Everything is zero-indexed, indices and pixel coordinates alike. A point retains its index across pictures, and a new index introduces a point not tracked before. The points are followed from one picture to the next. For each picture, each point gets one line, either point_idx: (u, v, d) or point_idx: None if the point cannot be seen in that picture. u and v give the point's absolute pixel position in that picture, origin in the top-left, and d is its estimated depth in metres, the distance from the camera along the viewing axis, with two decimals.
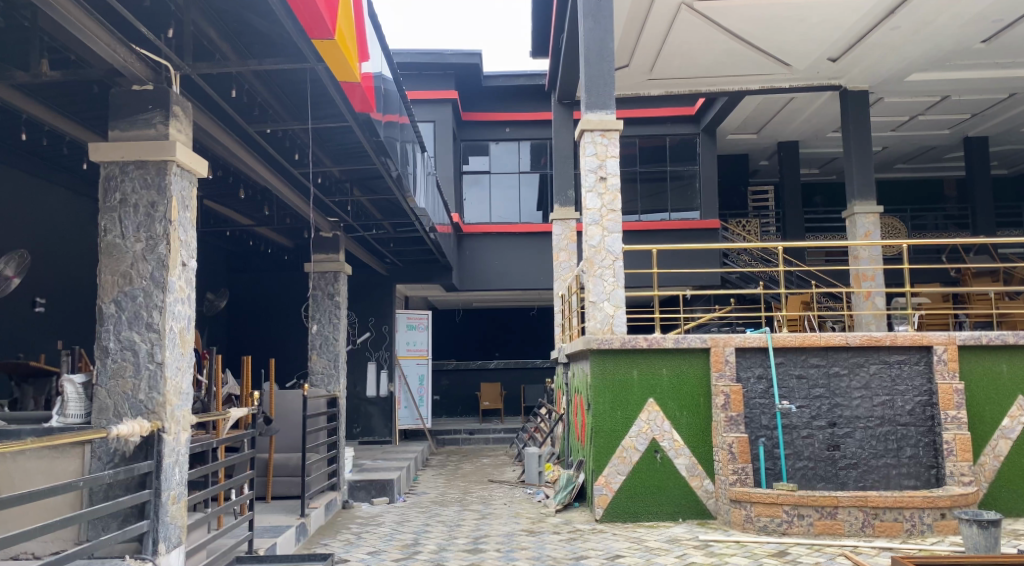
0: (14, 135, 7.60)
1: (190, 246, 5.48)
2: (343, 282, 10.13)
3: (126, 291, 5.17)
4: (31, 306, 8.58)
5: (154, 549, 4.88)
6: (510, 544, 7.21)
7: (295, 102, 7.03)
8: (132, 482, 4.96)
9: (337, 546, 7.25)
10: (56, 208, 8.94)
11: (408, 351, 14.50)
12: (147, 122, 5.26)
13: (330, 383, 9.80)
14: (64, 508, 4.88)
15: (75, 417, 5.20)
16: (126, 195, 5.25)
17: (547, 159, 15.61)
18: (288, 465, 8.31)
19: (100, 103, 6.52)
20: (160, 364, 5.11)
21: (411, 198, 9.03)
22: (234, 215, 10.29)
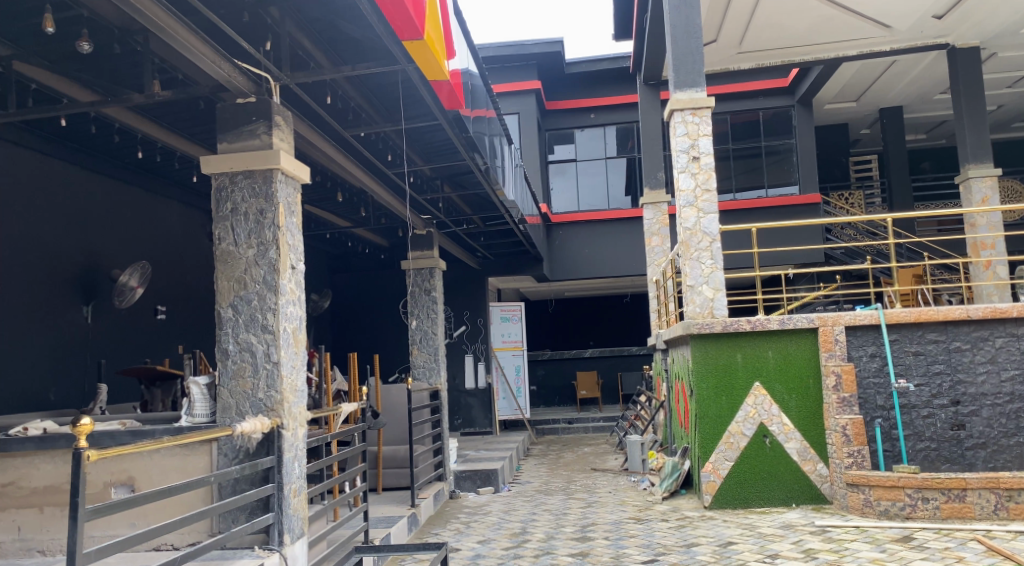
0: (130, 152, 8.08)
1: (298, 249, 5.69)
2: (439, 278, 10.30)
3: (241, 295, 5.41)
4: (154, 314, 9.07)
5: (280, 539, 5.11)
6: (618, 532, 7.20)
7: (387, 104, 7.17)
8: (257, 477, 5.22)
9: (448, 536, 7.41)
10: (171, 220, 9.45)
11: (503, 343, 14.65)
12: (252, 132, 5.51)
13: (431, 375, 9.99)
14: (196, 502, 5.16)
15: (201, 417, 5.48)
16: (237, 204, 5.49)
17: (635, 142, 15.44)
18: (397, 457, 8.52)
19: (208, 119, 6.86)
20: (277, 363, 5.33)
21: (502, 190, 9.11)
22: (333, 217, 10.62)
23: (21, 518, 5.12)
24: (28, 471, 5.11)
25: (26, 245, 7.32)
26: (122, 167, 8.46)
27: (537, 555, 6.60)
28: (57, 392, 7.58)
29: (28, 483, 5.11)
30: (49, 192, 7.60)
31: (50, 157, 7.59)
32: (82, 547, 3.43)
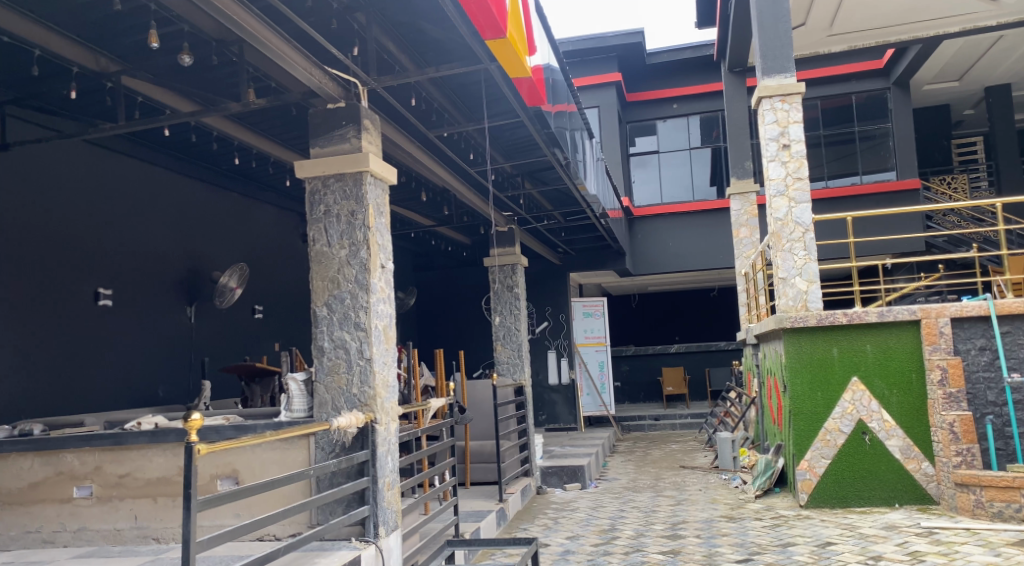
0: (227, 159, 8.40)
1: (387, 249, 5.79)
2: (522, 274, 10.30)
3: (335, 294, 5.54)
4: (252, 312, 9.40)
5: (376, 531, 5.21)
6: (710, 530, 7.08)
7: (470, 103, 7.22)
8: (353, 470, 5.34)
9: (536, 531, 7.43)
10: (266, 223, 9.77)
11: (587, 339, 14.56)
12: (342, 137, 5.64)
13: (515, 371, 9.99)
14: (296, 495, 5.33)
15: (300, 412, 5.64)
16: (329, 206, 5.62)
17: (719, 132, 15.12)
18: (484, 452, 8.58)
19: (299, 122, 7.06)
20: (369, 360, 5.43)
21: (584, 185, 9.05)
22: (417, 216, 10.77)
23: (136, 507, 5.39)
24: (142, 463, 5.39)
25: (135, 250, 7.71)
26: (219, 173, 8.80)
27: (627, 552, 6.54)
28: (165, 389, 7.95)
29: (142, 475, 5.38)
30: (153, 199, 7.98)
31: (154, 165, 7.98)
32: (195, 537, 3.58)
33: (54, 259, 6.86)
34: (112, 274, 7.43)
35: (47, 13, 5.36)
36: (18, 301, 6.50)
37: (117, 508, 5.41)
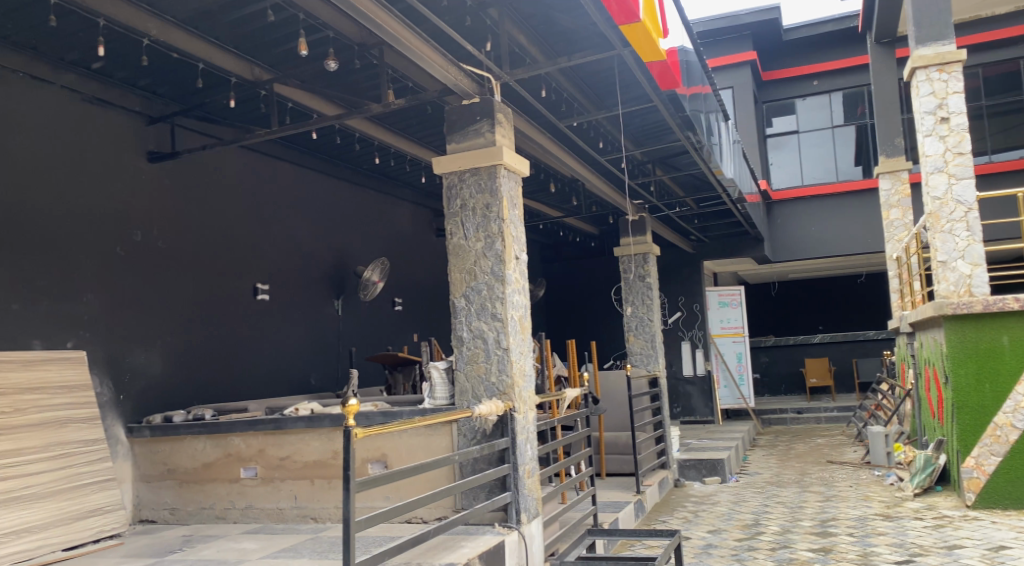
0: (367, 158, 8.74)
1: (521, 240, 5.84)
2: (653, 263, 10.09)
3: (472, 285, 5.64)
4: (392, 306, 9.74)
5: (518, 518, 5.27)
6: (864, 529, 6.74)
7: (600, 91, 7.14)
8: (494, 457, 5.44)
9: (676, 524, 7.31)
10: (403, 219, 10.12)
11: (723, 329, 14.16)
12: (477, 132, 5.74)
13: (649, 362, 9.82)
14: (441, 479, 5.52)
15: (442, 400, 5.80)
16: (465, 200, 5.73)
17: (864, 108, 14.34)
18: (619, 443, 8.51)
19: (429, 115, 7.29)
20: (507, 349, 5.50)
21: (721, 170, 8.80)
22: (548, 207, 10.82)
23: (296, 488, 5.71)
24: (300, 447, 5.72)
25: (288, 248, 8.15)
26: (360, 172, 9.18)
27: (774, 549, 6.31)
28: (316, 376, 8.38)
29: (300, 458, 5.71)
30: (303, 199, 8.41)
31: (303, 167, 8.40)
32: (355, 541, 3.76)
33: (219, 257, 7.35)
34: (269, 270, 7.89)
35: (210, 28, 5.75)
36: (189, 297, 7.01)
37: (279, 488, 5.75)
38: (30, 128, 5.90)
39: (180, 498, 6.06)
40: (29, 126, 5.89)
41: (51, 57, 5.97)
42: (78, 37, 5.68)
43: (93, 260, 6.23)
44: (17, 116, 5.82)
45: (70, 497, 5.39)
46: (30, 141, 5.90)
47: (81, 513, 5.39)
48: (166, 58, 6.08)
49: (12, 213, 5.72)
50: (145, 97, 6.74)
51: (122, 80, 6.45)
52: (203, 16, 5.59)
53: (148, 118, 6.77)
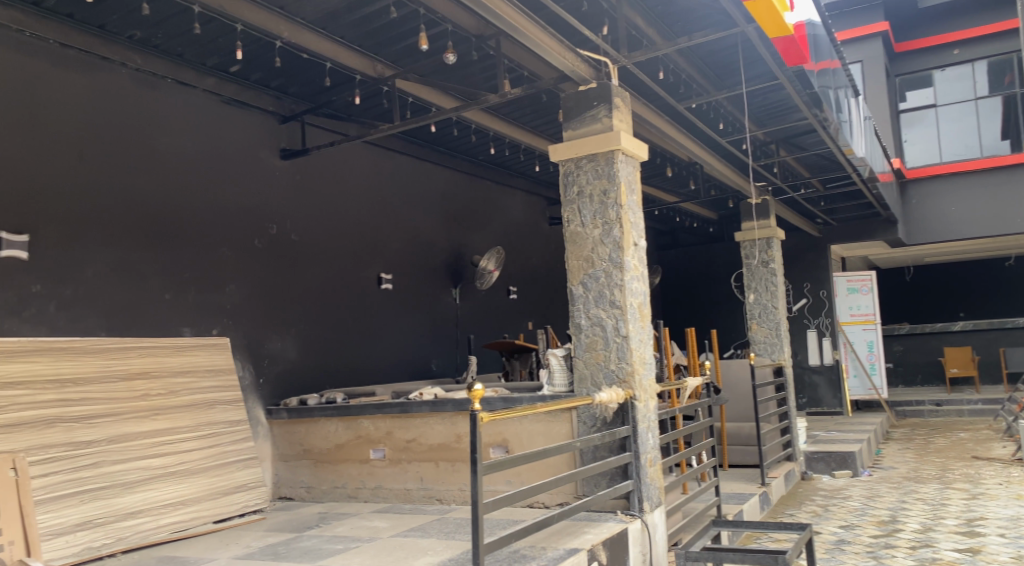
0: (482, 148, 8.84)
1: (639, 226, 5.75)
2: (778, 247, 9.71)
3: (590, 273, 5.60)
4: (507, 293, 9.84)
5: (640, 506, 5.20)
6: (1016, 530, 6.29)
7: (719, 69, 6.93)
8: (615, 445, 5.39)
9: (805, 517, 7.06)
10: (518, 208, 10.22)
11: (852, 317, 13.33)
12: (594, 117, 5.68)
13: (774, 351, 9.45)
14: (562, 466, 5.55)
15: (561, 387, 5.80)
16: (582, 186, 5.69)
17: (1012, 76, 13.23)
18: (741, 434, 8.27)
19: (544, 101, 7.33)
20: (626, 337, 5.43)
21: (851, 148, 8.38)
22: (664, 191, 10.64)
23: (422, 469, 5.88)
24: (425, 430, 5.89)
25: (409, 238, 8.35)
26: (475, 162, 9.32)
27: (915, 548, 5.99)
28: (437, 362, 8.59)
29: (425, 441, 5.88)
30: (422, 190, 8.61)
31: (421, 159, 8.60)
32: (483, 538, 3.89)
33: (346, 248, 7.61)
34: (392, 260, 8.11)
35: (336, 28, 5.96)
36: (320, 287, 7.30)
37: (406, 469, 5.94)
38: (177, 130, 6.28)
39: (315, 477, 6.35)
40: (177, 128, 6.28)
41: (193, 63, 6.33)
42: (218, 43, 6.01)
43: (233, 252, 6.58)
44: (165, 118, 6.20)
45: (218, 474, 5.73)
46: (177, 142, 6.27)
47: (228, 488, 5.73)
48: (296, 59, 6.35)
49: (163, 210, 6.11)
50: (277, 97, 7.05)
51: (257, 82, 6.76)
52: (330, 16, 5.81)
53: (280, 117, 7.08)
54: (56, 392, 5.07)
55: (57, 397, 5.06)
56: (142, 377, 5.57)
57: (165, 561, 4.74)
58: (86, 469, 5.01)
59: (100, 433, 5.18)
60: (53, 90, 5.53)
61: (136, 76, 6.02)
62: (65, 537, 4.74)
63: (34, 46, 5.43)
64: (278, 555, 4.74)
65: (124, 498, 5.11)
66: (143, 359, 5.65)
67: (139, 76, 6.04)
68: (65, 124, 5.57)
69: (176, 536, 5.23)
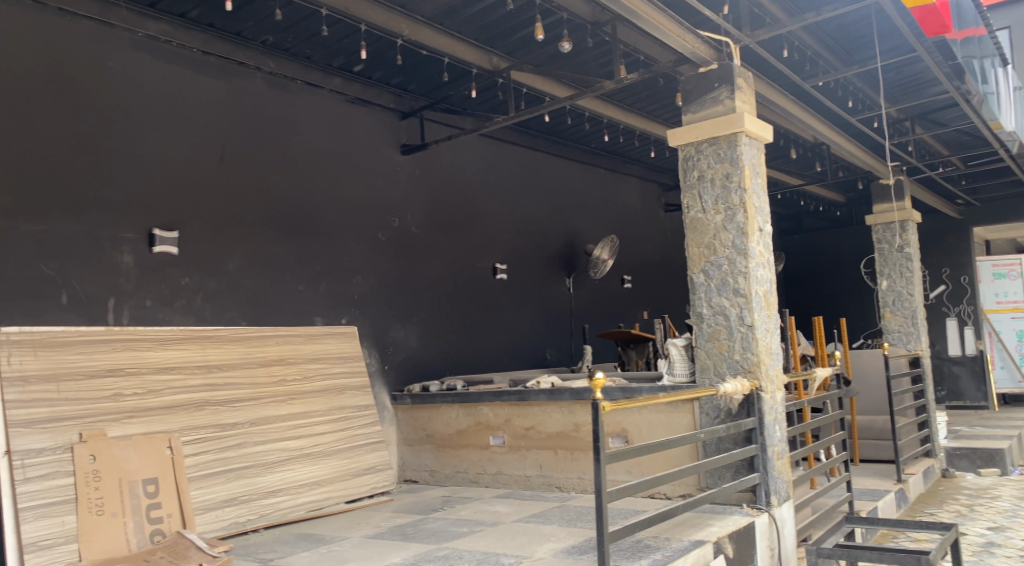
0: (597, 135, 8.79)
1: (764, 211, 5.56)
2: (913, 230, 9.17)
3: (712, 260, 5.46)
4: (622, 282, 9.78)
5: (767, 500, 5.06)
6: None
7: (849, 44, 6.60)
8: (740, 437, 5.25)
9: (947, 517, 6.67)
10: (633, 195, 10.12)
11: (999, 304, 12.61)
12: (715, 99, 5.53)
13: (910, 341, 8.90)
14: (684, 457, 5.47)
15: (682, 376, 5.71)
16: (703, 171, 5.55)
17: None
18: (874, 428, 7.88)
19: (660, 86, 7.24)
20: (751, 326, 5.27)
21: (998, 122, 7.79)
22: (789, 174, 10.26)
23: (541, 457, 5.95)
24: (544, 418, 5.96)
25: (523, 228, 8.41)
26: (588, 150, 9.29)
27: None
28: (552, 351, 8.62)
29: (544, 428, 5.95)
30: (536, 180, 8.65)
31: (535, 149, 8.64)
32: (607, 527, 3.89)
33: (463, 239, 7.73)
34: (508, 250, 8.19)
35: (455, 22, 6.04)
36: (439, 278, 7.45)
37: (526, 457, 6.03)
38: (306, 129, 6.54)
39: (438, 462, 6.51)
40: (306, 127, 6.54)
41: (321, 64, 6.58)
42: (343, 44, 6.21)
43: (358, 244, 6.80)
44: (295, 118, 6.47)
45: (349, 456, 5.98)
46: (306, 140, 6.54)
47: (358, 470, 5.96)
48: (416, 55, 6.48)
49: (294, 206, 6.38)
50: (398, 94, 7.25)
51: (379, 79, 6.96)
52: (449, 11, 5.90)
53: (400, 113, 7.27)
54: (204, 377, 5.41)
55: (205, 381, 5.39)
56: (279, 363, 5.86)
57: (303, 538, 4.98)
58: (231, 449, 5.33)
59: (243, 416, 5.48)
60: (197, 95, 5.86)
61: (269, 79, 6.30)
62: (215, 512, 5.06)
63: (179, 55, 5.77)
64: (408, 536, 4.89)
65: (265, 477, 5.41)
66: (279, 347, 5.94)
67: (272, 79, 6.33)
68: (208, 127, 5.90)
69: (312, 514, 5.50)
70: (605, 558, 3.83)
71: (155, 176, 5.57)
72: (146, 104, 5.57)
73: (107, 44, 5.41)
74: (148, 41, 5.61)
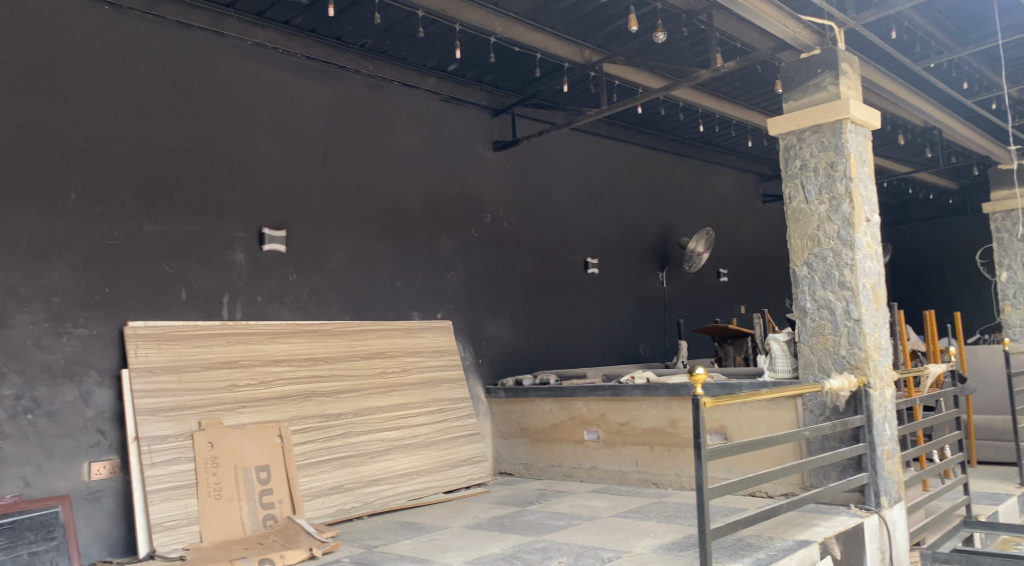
0: (692, 125, 8.64)
1: (872, 201, 5.35)
2: None
3: (816, 252, 5.28)
4: (718, 275, 9.58)
5: (877, 501, 4.88)
6: None
7: (964, 23, 6.26)
8: (847, 435, 5.07)
9: None
10: (729, 186, 9.90)
11: None
12: (818, 86, 5.35)
13: None
14: (786, 456, 5.32)
15: (784, 372, 5.53)
16: (805, 160, 5.37)
17: None
18: (993, 428, 7.46)
19: (757, 74, 7.06)
20: (858, 320, 5.08)
21: None
22: (896, 161, 9.82)
23: (637, 453, 5.91)
24: (639, 414, 5.91)
25: (615, 221, 8.34)
26: (681, 141, 9.14)
27: None
28: (646, 346, 8.53)
29: (640, 424, 5.90)
30: (628, 173, 8.56)
31: (627, 142, 8.56)
32: (708, 525, 3.83)
33: (555, 234, 7.73)
34: (600, 245, 8.14)
35: (548, 18, 6.05)
36: (532, 273, 7.48)
37: (621, 452, 5.99)
38: (402, 128, 6.66)
39: (532, 455, 6.55)
40: (402, 126, 6.66)
41: (416, 64, 6.70)
42: (438, 44, 6.30)
43: (452, 240, 6.89)
44: (392, 119, 6.60)
45: (447, 447, 6.08)
46: (403, 140, 6.66)
47: (455, 462, 6.06)
48: (509, 52, 6.52)
49: (391, 203, 6.52)
50: (490, 91, 7.31)
51: (472, 78, 7.04)
52: (542, 7, 5.91)
53: (493, 110, 7.32)
54: (311, 368, 5.60)
55: (312, 372, 5.58)
56: (379, 356, 6.01)
57: (405, 526, 5.10)
58: (336, 438, 5.51)
59: (346, 406, 5.65)
60: (300, 98, 6.05)
61: (368, 82, 6.46)
62: (323, 498, 5.24)
63: (284, 61, 5.98)
64: (506, 527, 4.94)
65: (368, 466, 5.57)
66: (379, 341, 6.10)
67: (371, 82, 6.48)
68: (312, 130, 6.09)
69: (413, 503, 5.63)
70: (707, 556, 3.77)
71: (264, 178, 5.78)
72: (255, 110, 5.79)
73: (219, 53, 5.64)
74: (256, 49, 5.83)
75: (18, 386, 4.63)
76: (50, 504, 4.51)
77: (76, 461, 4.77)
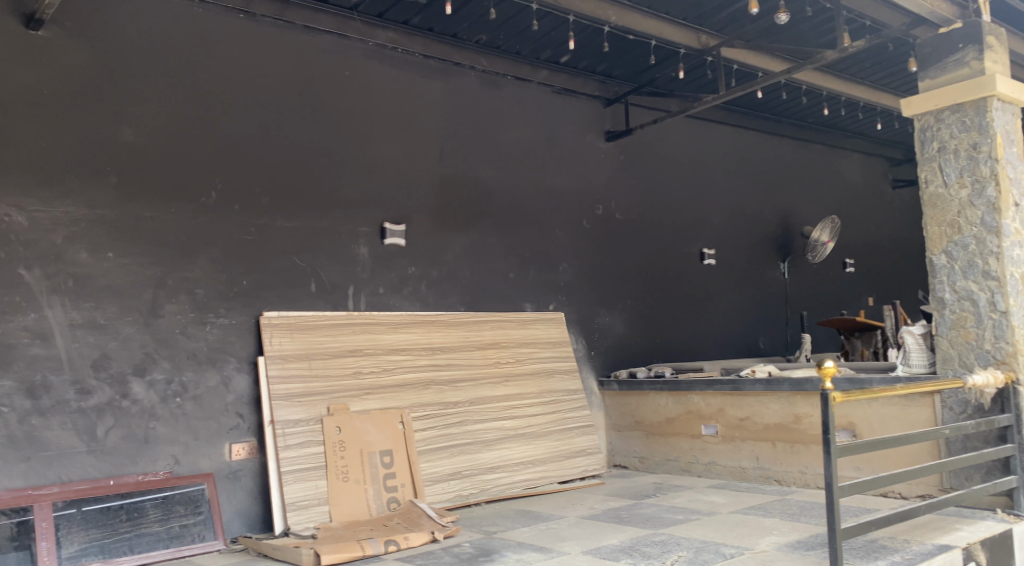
0: (816, 108, 8.28)
1: (1021, 183, 4.97)
2: None
3: (956, 240, 4.95)
4: (843, 266, 9.17)
5: None
6: None
7: None
8: (992, 435, 4.75)
9: None
10: (856, 171, 9.44)
11: None
12: (959, 62, 5.01)
13: None
14: (923, 455, 5.03)
15: (919, 367, 5.23)
16: (944, 142, 5.04)
17: None
18: None
19: (888, 52, 6.69)
20: (1005, 313, 4.74)
21: None
22: None
23: (758, 449, 5.73)
24: (760, 409, 5.72)
25: (733, 211, 8.10)
26: (802, 126, 8.78)
27: None
28: (766, 339, 8.26)
29: (761, 419, 5.71)
30: (747, 160, 8.29)
31: (745, 128, 8.30)
32: (840, 524, 3.67)
33: (670, 225, 7.58)
34: (717, 235, 7.93)
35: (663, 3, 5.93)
36: (646, 264, 7.37)
37: (741, 448, 5.83)
38: (516, 122, 6.69)
39: (647, 448, 6.46)
40: (516, 119, 6.69)
41: (529, 58, 6.71)
42: (552, 36, 6.28)
43: (565, 232, 6.87)
44: (506, 112, 6.64)
45: (561, 438, 6.08)
46: (517, 133, 6.68)
47: (570, 452, 6.05)
48: (624, 40, 6.42)
49: (505, 196, 6.55)
50: (603, 81, 7.23)
51: (584, 69, 6.99)
52: None
53: (606, 100, 7.24)
54: (429, 358, 5.71)
55: (430, 361, 5.69)
56: (495, 347, 6.07)
57: (523, 514, 5.14)
58: (454, 426, 5.60)
59: (463, 395, 5.73)
60: (419, 96, 6.16)
61: (482, 77, 6.51)
62: (442, 484, 5.34)
63: (403, 60, 6.10)
64: (622, 519, 4.89)
65: (484, 454, 5.64)
66: (494, 331, 6.15)
67: (485, 77, 6.53)
68: (429, 126, 6.19)
69: (529, 491, 5.67)
70: (838, 557, 3.61)
71: (384, 174, 5.92)
72: (377, 108, 5.94)
73: (343, 53, 5.81)
74: (377, 49, 5.97)
75: (168, 371, 4.92)
76: (196, 481, 4.86)
77: (218, 442, 5.03)
